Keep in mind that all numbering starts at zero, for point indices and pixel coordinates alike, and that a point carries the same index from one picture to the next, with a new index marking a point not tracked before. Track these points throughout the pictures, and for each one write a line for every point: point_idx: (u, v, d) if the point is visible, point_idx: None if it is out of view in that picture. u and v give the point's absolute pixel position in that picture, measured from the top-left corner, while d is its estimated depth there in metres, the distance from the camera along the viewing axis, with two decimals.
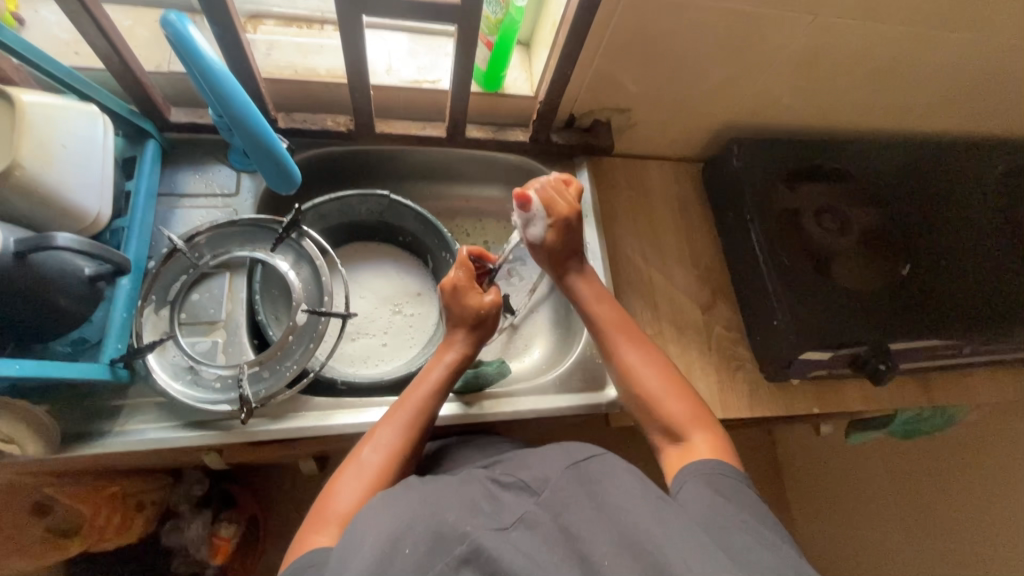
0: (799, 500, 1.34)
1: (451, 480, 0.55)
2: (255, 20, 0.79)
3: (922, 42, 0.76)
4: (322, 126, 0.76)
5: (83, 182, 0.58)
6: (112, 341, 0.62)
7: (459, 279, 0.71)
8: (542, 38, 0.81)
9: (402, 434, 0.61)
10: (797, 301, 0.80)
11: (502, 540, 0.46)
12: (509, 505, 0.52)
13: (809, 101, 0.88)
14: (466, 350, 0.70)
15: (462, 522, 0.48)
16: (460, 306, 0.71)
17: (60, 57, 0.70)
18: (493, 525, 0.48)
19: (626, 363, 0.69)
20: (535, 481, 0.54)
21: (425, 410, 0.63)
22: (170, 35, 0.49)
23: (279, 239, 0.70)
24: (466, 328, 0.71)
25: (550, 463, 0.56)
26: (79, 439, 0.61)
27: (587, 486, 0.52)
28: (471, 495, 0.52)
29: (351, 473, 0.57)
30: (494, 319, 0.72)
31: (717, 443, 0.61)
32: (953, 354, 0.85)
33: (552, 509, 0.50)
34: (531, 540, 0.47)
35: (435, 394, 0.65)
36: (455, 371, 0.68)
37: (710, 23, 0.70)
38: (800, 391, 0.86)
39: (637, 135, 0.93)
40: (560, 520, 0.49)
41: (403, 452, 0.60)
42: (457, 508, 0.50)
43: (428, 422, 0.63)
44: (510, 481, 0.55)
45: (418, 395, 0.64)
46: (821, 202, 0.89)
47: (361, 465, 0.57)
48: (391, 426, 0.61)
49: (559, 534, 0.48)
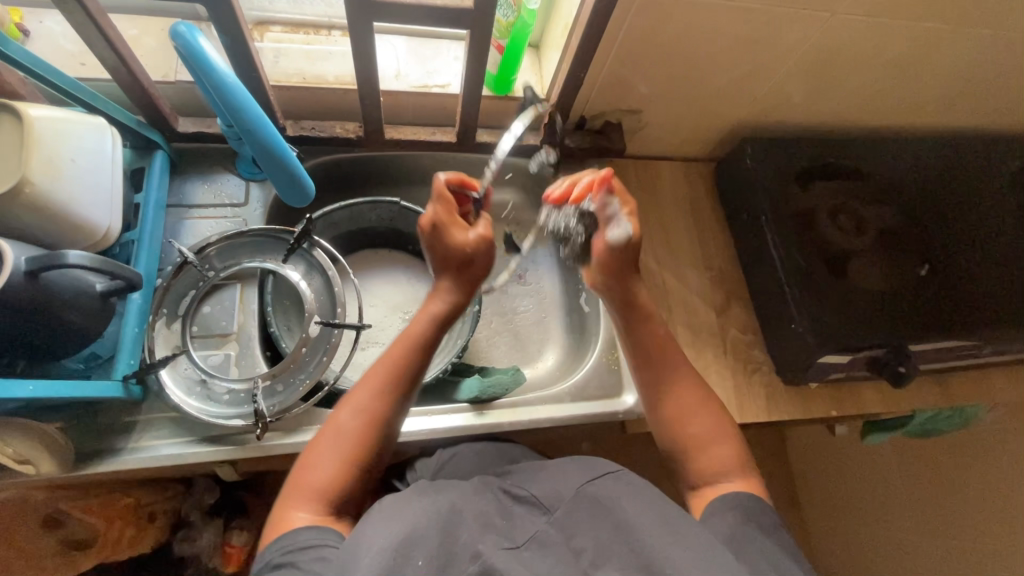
0: (811, 499, 1.34)
1: (467, 488, 0.55)
2: (262, 27, 0.78)
3: (939, 39, 0.75)
4: (330, 133, 0.75)
5: (93, 197, 0.57)
6: (125, 356, 0.61)
7: (438, 217, 0.61)
8: (553, 40, 0.79)
9: (379, 398, 0.58)
10: (816, 304, 0.78)
11: (513, 559, 0.46)
12: (523, 523, 0.52)
13: (823, 100, 0.87)
14: (451, 298, 0.64)
15: (476, 543, 0.47)
16: (445, 247, 0.63)
17: (66, 68, 0.68)
18: (505, 544, 0.48)
19: (671, 399, 0.65)
20: (547, 498, 0.55)
21: (405, 368, 0.60)
22: (181, 46, 0.48)
23: (290, 249, 0.69)
24: (454, 274, 0.64)
25: (565, 480, 0.56)
26: (92, 457, 0.60)
27: (601, 498, 0.52)
28: (487, 509, 0.53)
29: (327, 442, 0.55)
30: (486, 255, 0.64)
31: (753, 483, 0.59)
32: (970, 354, 0.84)
33: (566, 530, 0.50)
34: (542, 557, 0.47)
35: (417, 352, 0.61)
36: (439, 324, 0.63)
37: (725, 23, 0.69)
38: (818, 394, 0.85)
39: (648, 136, 0.92)
40: (572, 543, 0.49)
41: (381, 418, 0.57)
42: (471, 520, 0.50)
43: (409, 382, 0.60)
44: (523, 494, 0.56)
45: (398, 354, 0.60)
46: (836, 201, 0.87)
47: (338, 434, 0.56)
48: (368, 389, 0.58)
49: (570, 554, 0.48)
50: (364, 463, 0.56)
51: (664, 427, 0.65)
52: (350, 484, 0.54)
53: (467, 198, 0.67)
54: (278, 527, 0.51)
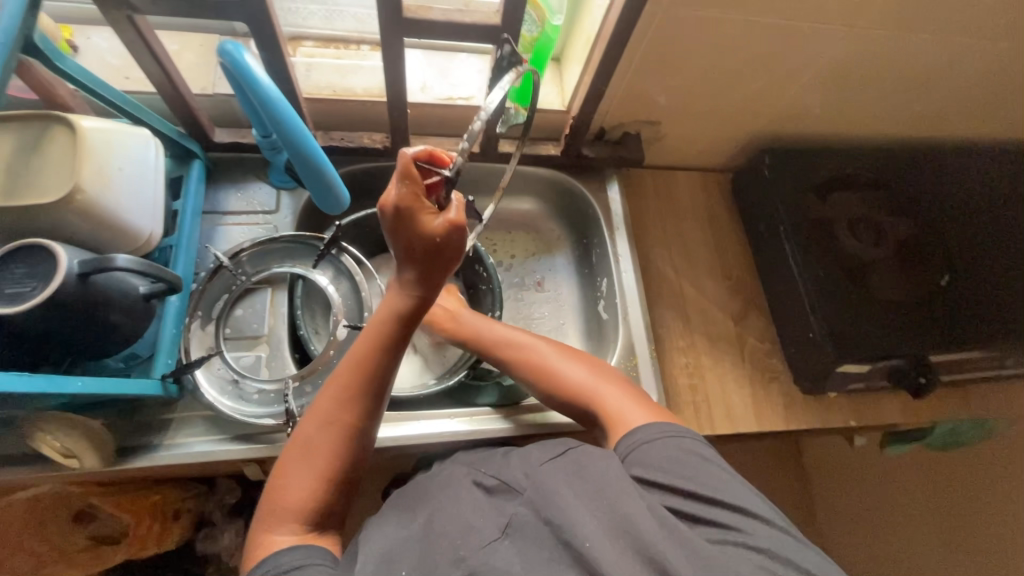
0: (829, 512, 1.32)
1: (443, 493, 0.57)
2: (295, 42, 0.81)
3: (958, 51, 0.75)
4: (359, 143, 0.78)
5: (139, 204, 0.60)
6: (163, 356, 0.64)
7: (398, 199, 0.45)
8: (574, 54, 0.82)
9: (345, 410, 0.55)
10: (833, 313, 0.79)
11: (495, 553, 0.49)
12: (500, 510, 0.53)
13: (841, 112, 0.87)
14: (415, 294, 0.51)
15: (458, 548, 0.50)
16: (408, 235, 0.47)
17: (112, 81, 0.72)
18: (484, 541, 0.50)
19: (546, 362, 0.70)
20: (516, 479, 0.56)
21: (370, 374, 0.54)
22: (228, 62, 0.51)
23: (320, 255, 0.71)
24: (417, 268, 0.49)
25: (528, 459, 0.58)
26: (132, 451, 0.62)
27: (567, 473, 0.54)
28: (465, 507, 0.54)
29: (299, 459, 0.54)
30: (459, 245, 0.48)
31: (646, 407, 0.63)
32: (993, 367, 0.83)
33: (535, 503, 0.52)
34: (519, 544, 0.49)
35: (381, 355, 0.54)
36: (406, 321, 0.53)
37: (744, 37, 0.70)
38: (836, 404, 0.85)
39: (667, 147, 0.93)
40: (543, 515, 0.50)
41: (351, 431, 0.55)
42: (452, 525, 0.52)
43: (377, 387, 0.55)
44: (493, 484, 0.57)
45: (361, 359, 0.54)
46: (853, 212, 0.88)
47: (306, 451, 0.54)
48: (332, 401, 0.55)
49: (546, 531, 0.49)
50: (339, 475, 0.55)
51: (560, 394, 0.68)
52: (328, 497, 0.54)
53: (442, 180, 0.48)
54: (261, 549, 0.52)
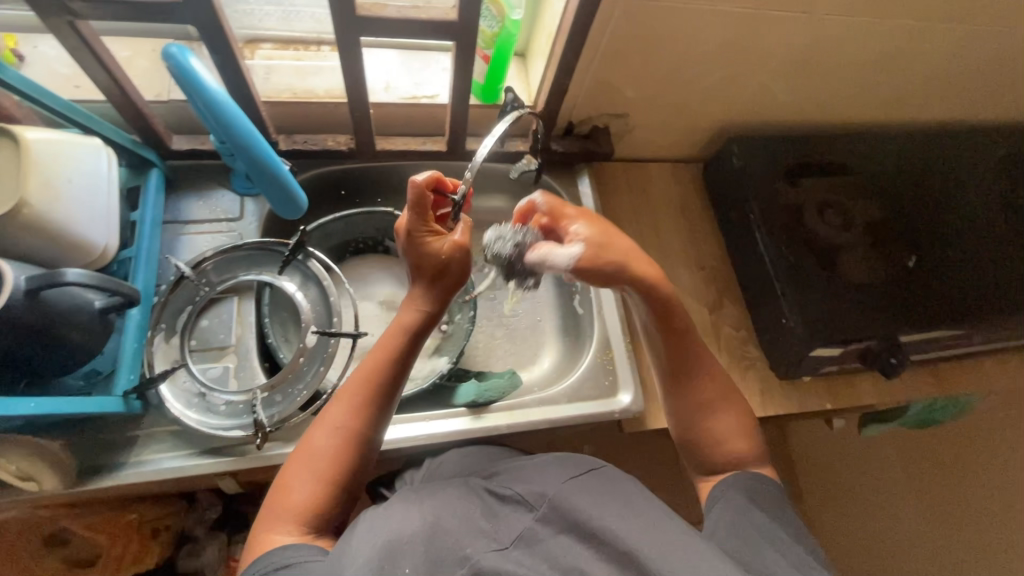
0: (814, 495, 1.34)
1: (450, 492, 0.54)
2: (252, 44, 0.79)
3: (917, 35, 0.76)
4: (323, 146, 0.76)
5: (91, 216, 0.58)
6: (124, 371, 0.62)
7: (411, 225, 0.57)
8: (538, 48, 0.81)
9: (354, 416, 0.56)
10: (805, 298, 0.79)
11: (503, 559, 0.47)
12: (510, 522, 0.52)
13: (805, 99, 0.88)
14: (424, 308, 0.60)
15: (463, 545, 0.48)
16: (418, 255, 0.58)
17: (61, 90, 0.70)
18: (493, 545, 0.48)
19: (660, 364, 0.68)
20: (532, 494, 0.54)
21: (379, 383, 0.58)
22: (172, 67, 0.49)
23: (286, 261, 0.70)
24: (426, 282, 0.59)
25: (550, 478, 0.56)
26: (97, 471, 0.61)
27: (586, 493, 0.52)
28: (471, 512, 0.51)
29: (305, 461, 0.55)
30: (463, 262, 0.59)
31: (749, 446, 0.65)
32: (962, 344, 0.85)
33: (552, 523, 0.50)
34: (530, 558, 0.48)
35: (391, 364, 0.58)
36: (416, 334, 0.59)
37: (705, 26, 0.70)
38: (812, 388, 0.86)
39: (636, 139, 0.93)
40: (559, 539, 0.49)
41: (358, 436, 0.56)
42: (457, 523, 0.50)
43: (385, 395, 0.58)
44: (507, 494, 0.55)
45: (371, 367, 0.58)
46: (823, 197, 0.89)
47: (313, 455, 0.55)
48: (344, 407, 0.57)
49: (557, 549, 0.48)
50: (342, 480, 0.55)
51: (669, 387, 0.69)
52: (330, 502, 0.54)
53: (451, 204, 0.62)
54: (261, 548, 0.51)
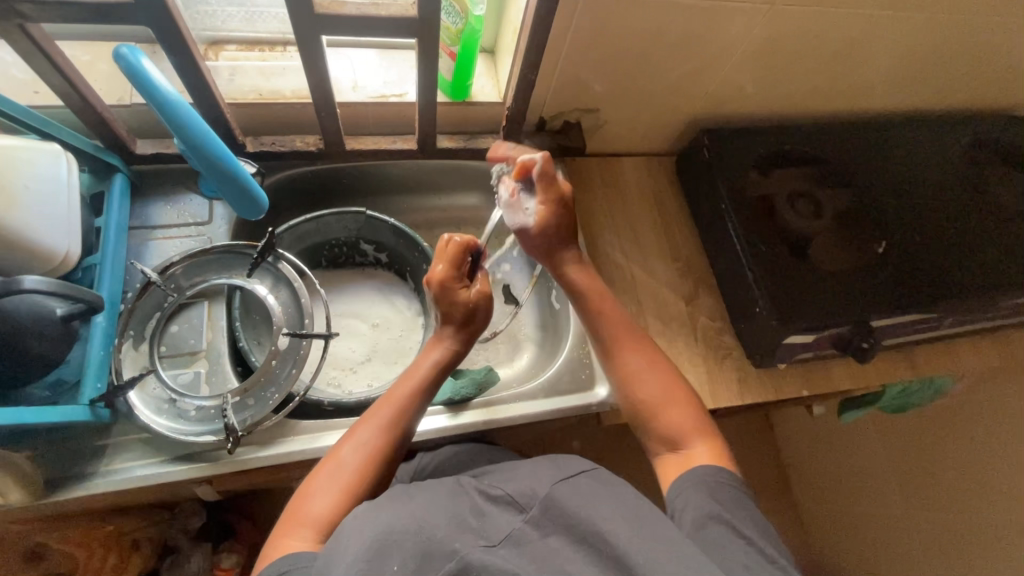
0: (799, 482, 1.35)
1: (439, 490, 0.54)
2: (216, 47, 0.79)
3: (879, 24, 0.77)
4: (291, 147, 0.76)
5: (50, 223, 0.57)
6: (91, 380, 0.60)
7: (442, 275, 0.67)
8: (505, 45, 0.81)
9: (382, 434, 0.58)
10: (777, 286, 0.80)
11: (491, 557, 0.47)
12: (498, 519, 0.51)
13: (773, 89, 0.89)
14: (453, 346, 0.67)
15: (453, 540, 0.48)
16: (449, 301, 0.67)
17: (19, 97, 0.69)
18: (481, 542, 0.48)
19: (627, 359, 0.68)
20: (522, 494, 0.53)
21: (407, 408, 0.61)
22: (124, 67, 0.48)
23: (255, 263, 0.69)
24: (454, 326, 0.67)
25: (542, 475, 0.56)
26: (65, 482, 0.60)
27: (578, 494, 0.52)
28: (459, 509, 0.51)
29: (329, 472, 0.55)
30: (486, 311, 0.69)
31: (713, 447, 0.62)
32: (933, 326, 0.86)
33: (542, 526, 0.51)
34: (519, 557, 0.48)
35: (422, 391, 0.63)
36: (443, 368, 0.65)
37: (669, 20, 0.71)
38: (788, 375, 0.87)
39: (609, 134, 0.94)
40: (550, 543, 0.49)
41: (384, 452, 0.57)
42: (446, 520, 0.49)
43: (412, 419, 0.61)
44: (498, 494, 0.54)
45: (402, 391, 0.62)
46: (793, 186, 0.90)
47: (339, 466, 0.55)
48: (371, 425, 0.59)
49: (547, 552, 0.48)
50: (363, 495, 0.55)
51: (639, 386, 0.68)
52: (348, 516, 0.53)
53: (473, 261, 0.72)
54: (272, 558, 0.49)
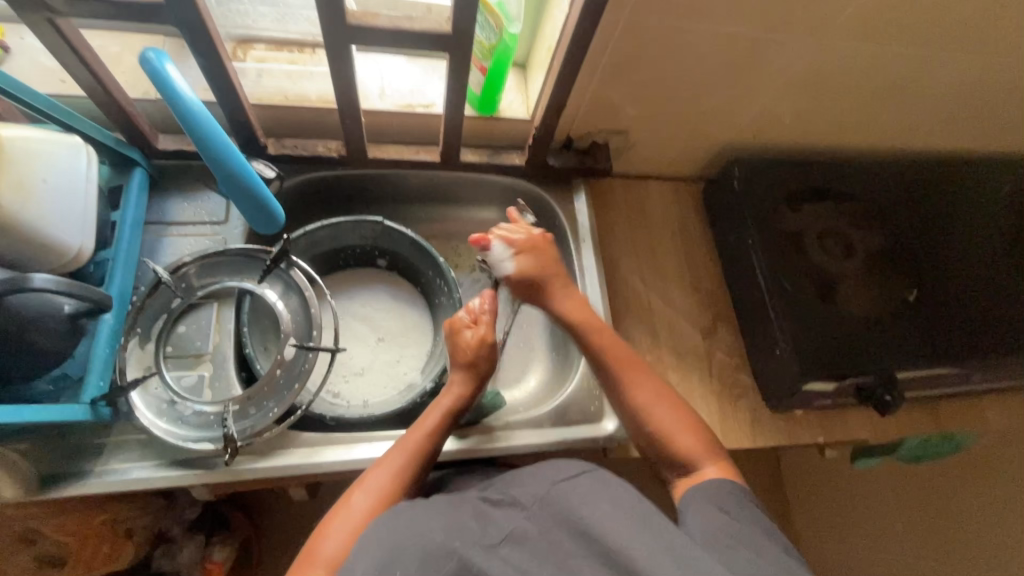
0: (804, 524, 1.30)
1: (438, 502, 0.52)
2: (245, 45, 0.78)
3: (928, 63, 0.74)
4: (313, 151, 0.75)
5: (65, 216, 0.57)
6: (94, 378, 0.60)
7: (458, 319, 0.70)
8: (538, 61, 0.79)
9: (394, 480, 0.57)
10: (800, 330, 0.77)
11: (489, 558, 0.46)
12: (497, 520, 0.50)
13: (810, 123, 0.86)
14: (462, 392, 0.66)
15: (447, 543, 0.46)
16: (457, 348, 0.68)
17: (46, 85, 0.69)
18: (480, 542, 0.47)
19: (636, 397, 0.67)
20: (523, 494, 0.53)
21: (422, 454, 0.60)
22: (148, 70, 0.49)
23: (267, 270, 0.68)
24: (458, 371, 0.68)
25: (541, 477, 0.54)
26: (60, 480, 0.59)
27: (577, 496, 0.51)
28: (458, 515, 0.50)
29: (339, 518, 0.54)
30: (487, 358, 0.68)
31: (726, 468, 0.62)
32: (961, 381, 0.83)
33: (543, 524, 0.49)
34: (519, 555, 0.47)
35: (435, 435, 0.62)
36: (455, 414, 0.65)
37: (709, 46, 0.68)
38: (803, 419, 0.84)
39: (636, 156, 0.91)
40: (550, 536, 0.48)
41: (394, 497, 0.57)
42: (445, 528, 0.48)
43: (424, 466, 0.60)
44: (499, 496, 0.53)
45: (416, 436, 0.61)
46: (823, 223, 0.87)
47: (348, 513, 0.54)
48: (382, 471, 0.58)
49: (549, 549, 0.47)
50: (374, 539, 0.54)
51: (655, 411, 0.66)
52: None
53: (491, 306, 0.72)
54: None
